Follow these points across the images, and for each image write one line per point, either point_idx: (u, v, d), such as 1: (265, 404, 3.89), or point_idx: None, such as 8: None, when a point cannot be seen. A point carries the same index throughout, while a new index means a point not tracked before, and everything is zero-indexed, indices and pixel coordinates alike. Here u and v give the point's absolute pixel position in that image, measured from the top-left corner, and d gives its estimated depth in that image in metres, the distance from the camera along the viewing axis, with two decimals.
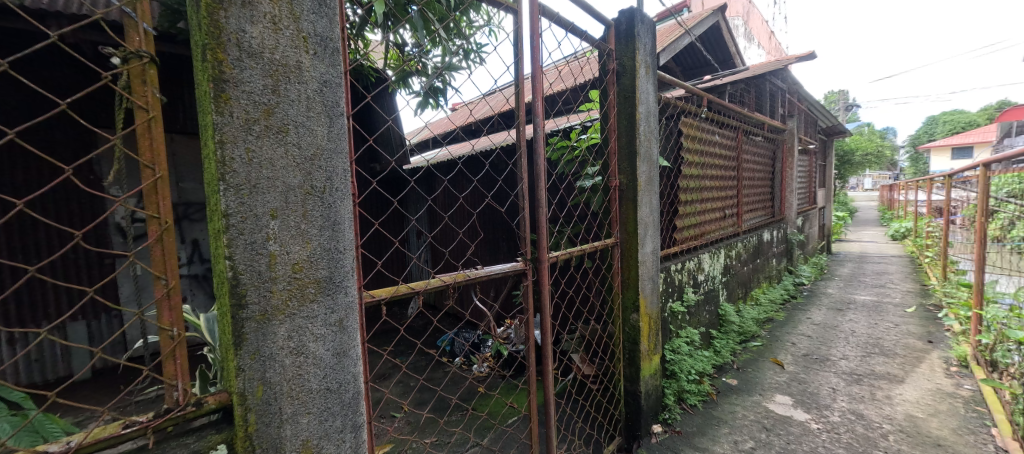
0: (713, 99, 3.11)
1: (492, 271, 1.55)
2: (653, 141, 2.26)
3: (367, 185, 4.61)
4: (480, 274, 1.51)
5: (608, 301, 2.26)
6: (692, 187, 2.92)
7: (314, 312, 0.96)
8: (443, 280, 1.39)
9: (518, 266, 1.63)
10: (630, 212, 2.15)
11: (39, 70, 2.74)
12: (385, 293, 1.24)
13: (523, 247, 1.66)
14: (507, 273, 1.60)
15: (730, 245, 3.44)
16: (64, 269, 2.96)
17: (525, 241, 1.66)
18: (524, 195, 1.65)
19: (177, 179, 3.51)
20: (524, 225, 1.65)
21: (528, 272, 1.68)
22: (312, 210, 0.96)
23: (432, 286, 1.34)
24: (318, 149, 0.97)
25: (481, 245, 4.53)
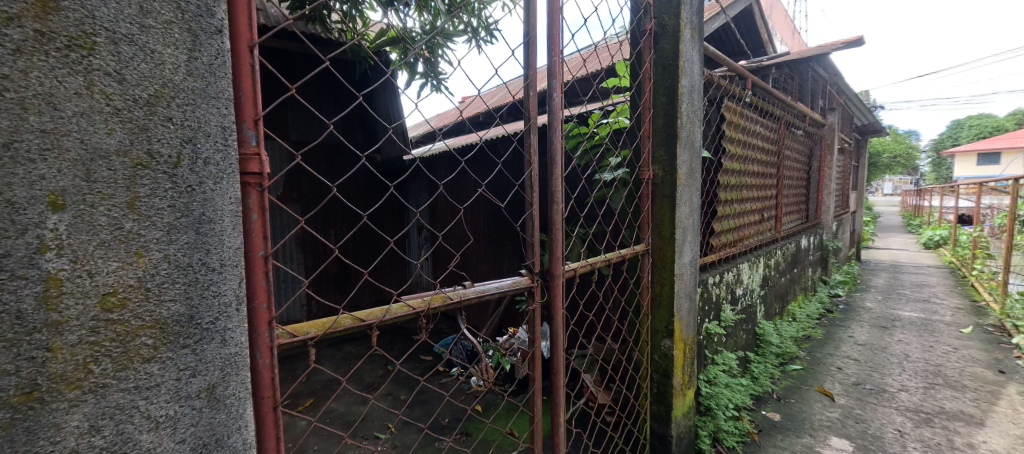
0: (757, 80, 2.63)
1: (487, 290, 1.09)
2: (697, 125, 1.80)
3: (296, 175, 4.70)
4: (471, 296, 1.06)
5: (633, 324, 1.82)
6: (732, 185, 2.46)
7: (152, 379, 0.54)
8: (410, 308, 0.93)
9: (522, 285, 1.18)
10: (667, 211, 1.70)
11: None
12: (313, 328, 0.80)
13: (530, 256, 1.22)
14: (507, 291, 1.15)
15: (770, 254, 2.97)
16: None
17: (531, 250, 1.21)
18: (534, 188, 1.20)
19: None
20: (531, 228, 1.21)
21: (536, 290, 1.23)
22: (151, 197, 0.54)
23: (392, 317, 0.90)
24: (167, 88, 0.55)
25: (483, 243, 4.12)
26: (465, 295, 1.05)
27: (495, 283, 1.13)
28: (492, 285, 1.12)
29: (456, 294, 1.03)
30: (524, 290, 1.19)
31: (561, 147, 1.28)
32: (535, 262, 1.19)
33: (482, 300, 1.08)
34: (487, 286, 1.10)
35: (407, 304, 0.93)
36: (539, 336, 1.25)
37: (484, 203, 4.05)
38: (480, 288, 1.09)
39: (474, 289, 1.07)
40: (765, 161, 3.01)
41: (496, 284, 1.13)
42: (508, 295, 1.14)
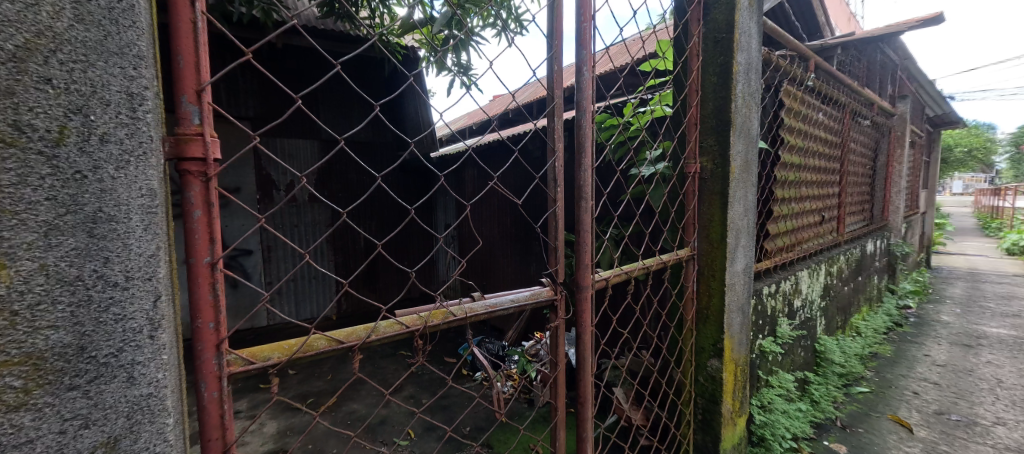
0: (820, 61, 2.29)
1: (498, 305, 0.91)
2: (754, 110, 1.54)
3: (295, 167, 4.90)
4: (479, 312, 0.87)
5: (675, 340, 1.58)
6: (789, 182, 2.15)
7: (22, 434, 0.40)
8: (401, 328, 0.76)
9: (541, 297, 0.98)
10: (718, 209, 1.45)
11: None
12: (275, 352, 0.65)
13: (553, 263, 1.02)
14: (524, 305, 0.96)
15: (832, 260, 2.62)
16: None
17: (555, 258, 1.01)
18: (560, 186, 1.01)
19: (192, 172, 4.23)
20: (556, 233, 1.02)
21: (560, 303, 1.03)
22: (19, 185, 0.39)
23: (376, 340, 0.73)
24: (43, 37, 0.40)
25: (510, 243, 3.96)
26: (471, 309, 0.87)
27: (508, 295, 0.94)
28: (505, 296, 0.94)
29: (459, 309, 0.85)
30: (545, 304, 0.99)
31: (592, 136, 1.07)
32: (558, 270, 0.99)
33: (491, 317, 0.89)
34: (498, 300, 0.92)
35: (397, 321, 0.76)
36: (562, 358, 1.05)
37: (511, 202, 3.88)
38: (490, 303, 0.90)
39: (481, 302, 0.88)
40: (827, 154, 2.65)
41: (511, 297, 0.93)
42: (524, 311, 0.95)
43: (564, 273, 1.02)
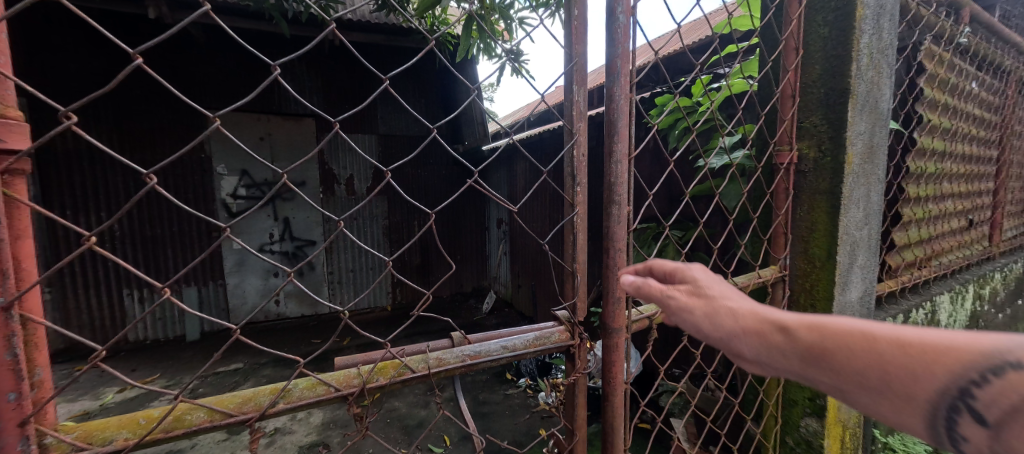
0: (979, 9, 1.69)
1: (482, 355, 0.72)
2: (887, 73, 1.09)
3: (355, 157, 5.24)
4: (450, 366, 0.68)
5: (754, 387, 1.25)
6: (929, 174, 1.61)
7: None
8: (328, 391, 0.58)
9: (548, 343, 0.79)
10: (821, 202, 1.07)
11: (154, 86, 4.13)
12: (118, 436, 0.46)
13: (569, 296, 0.84)
14: (535, 346, 0.78)
15: (983, 279, 1.97)
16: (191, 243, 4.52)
17: (570, 282, 0.84)
18: (581, 187, 0.81)
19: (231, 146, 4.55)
20: (577, 251, 0.83)
21: (578, 345, 0.84)
22: None
23: (291, 406, 0.55)
24: None
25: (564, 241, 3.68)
26: (441, 361, 0.67)
27: (500, 340, 0.75)
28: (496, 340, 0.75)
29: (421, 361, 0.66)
30: (557, 352, 0.80)
31: (629, 117, 0.82)
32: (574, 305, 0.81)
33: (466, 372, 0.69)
34: (484, 345, 0.72)
35: (322, 382, 0.58)
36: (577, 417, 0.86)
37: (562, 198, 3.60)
38: (471, 352, 0.71)
39: (453, 353, 0.68)
40: (981, 138, 1.99)
41: (502, 343, 0.74)
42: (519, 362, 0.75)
43: (583, 308, 0.84)
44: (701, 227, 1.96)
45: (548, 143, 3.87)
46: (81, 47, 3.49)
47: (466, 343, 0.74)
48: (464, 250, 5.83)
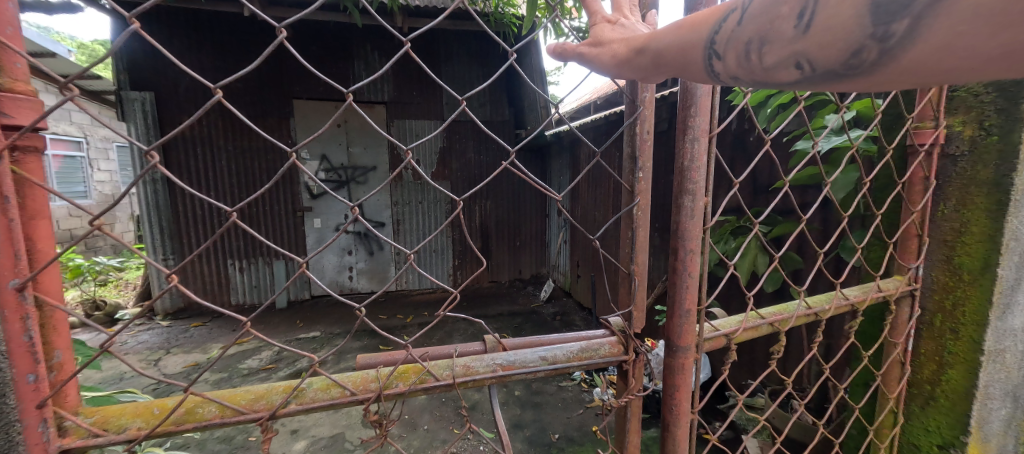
0: None
1: (517, 365, 0.74)
2: None
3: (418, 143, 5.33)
4: (480, 375, 0.71)
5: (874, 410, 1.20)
6: None
7: None
8: (344, 394, 0.62)
9: (597, 354, 0.80)
10: (978, 200, 1.02)
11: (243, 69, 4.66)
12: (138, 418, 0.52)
13: (624, 305, 0.87)
14: (581, 355, 0.79)
15: None
16: (280, 220, 5.15)
17: (627, 286, 0.87)
18: (644, 172, 0.82)
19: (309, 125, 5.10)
20: (637, 253, 0.84)
21: (629, 361, 0.83)
22: None
23: (313, 403, 0.61)
24: None
25: None
26: (472, 369, 0.71)
27: (538, 351, 0.76)
28: (537, 350, 0.77)
29: (444, 369, 0.69)
30: (605, 367, 0.80)
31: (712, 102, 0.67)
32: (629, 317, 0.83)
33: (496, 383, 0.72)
34: (524, 353, 0.75)
35: (337, 384, 0.62)
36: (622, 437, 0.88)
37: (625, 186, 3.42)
38: (504, 361, 0.73)
39: (483, 363, 0.71)
40: None
41: (541, 354, 0.76)
42: (557, 375, 0.76)
43: (638, 319, 0.85)
44: (789, 224, 1.73)
45: (614, 128, 3.65)
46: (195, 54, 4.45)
47: (499, 349, 0.77)
48: (524, 238, 5.86)
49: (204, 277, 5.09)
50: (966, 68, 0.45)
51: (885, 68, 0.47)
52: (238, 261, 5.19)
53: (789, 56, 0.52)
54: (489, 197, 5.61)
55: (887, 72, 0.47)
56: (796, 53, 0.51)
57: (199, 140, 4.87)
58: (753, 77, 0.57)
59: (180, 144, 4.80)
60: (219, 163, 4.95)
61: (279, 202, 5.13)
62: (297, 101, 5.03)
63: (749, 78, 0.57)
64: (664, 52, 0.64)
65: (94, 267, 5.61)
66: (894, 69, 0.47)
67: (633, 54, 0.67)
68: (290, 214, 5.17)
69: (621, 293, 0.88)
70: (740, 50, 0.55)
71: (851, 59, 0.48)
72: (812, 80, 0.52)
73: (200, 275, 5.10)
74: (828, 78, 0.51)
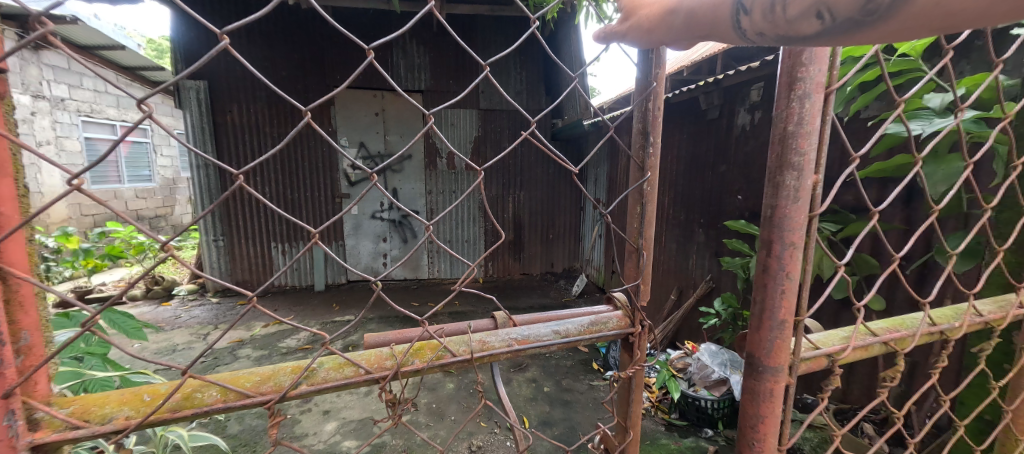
0: None
1: (531, 338, 0.79)
2: None
3: (455, 132, 5.34)
4: (496, 350, 0.74)
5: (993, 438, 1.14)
6: None
7: None
8: (358, 373, 0.63)
9: (606, 327, 0.86)
10: None
11: (294, 57, 4.96)
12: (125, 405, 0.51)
13: (631, 279, 0.91)
14: (589, 328, 0.85)
15: None
16: (321, 205, 5.34)
17: (635, 261, 0.92)
18: (654, 149, 0.87)
19: (346, 112, 5.16)
20: (645, 226, 0.90)
21: (633, 331, 0.90)
22: None
23: (325, 384, 0.61)
24: None
25: (664, 226, 3.28)
26: (490, 343, 0.74)
27: (550, 326, 0.82)
28: (547, 325, 0.82)
29: (461, 345, 0.72)
30: (614, 339, 0.86)
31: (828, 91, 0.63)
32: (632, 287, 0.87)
33: (512, 355, 0.76)
34: (536, 327, 0.81)
35: (350, 364, 0.62)
36: (626, 409, 0.95)
37: (666, 176, 3.23)
38: (519, 336, 0.78)
39: (502, 335, 0.76)
40: None
41: (553, 329, 0.81)
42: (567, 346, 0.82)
43: (644, 292, 0.90)
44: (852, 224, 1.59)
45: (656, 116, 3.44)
46: (253, 43, 4.83)
47: (510, 324, 0.83)
48: (558, 230, 5.75)
49: (251, 258, 5.38)
50: (988, 14, 0.44)
51: (905, 12, 0.47)
52: (282, 244, 5.45)
53: (810, 8, 0.51)
54: (525, 188, 5.54)
55: (908, 13, 0.47)
56: (818, 3, 0.51)
57: (248, 126, 5.11)
58: (777, 33, 0.56)
59: (231, 130, 5.05)
60: (265, 149, 5.16)
61: (321, 189, 5.33)
62: (337, 90, 5.10)
63: (772, 36, 0.56)
64: (689, 12, 0.64)
65: (155, 245, 6.06)
66: (909, 16, 0.47)
67: (658, 20, 0.68)
68: (330, 199, 5.32)
69: (630, 267, 0.93)
70: (764, 3, 0.54)
71: (872, 4, 0.48)
72: (832, 32, 0.51)
73: (247, 256, 5.38)
74: (851, 30, 0.50)
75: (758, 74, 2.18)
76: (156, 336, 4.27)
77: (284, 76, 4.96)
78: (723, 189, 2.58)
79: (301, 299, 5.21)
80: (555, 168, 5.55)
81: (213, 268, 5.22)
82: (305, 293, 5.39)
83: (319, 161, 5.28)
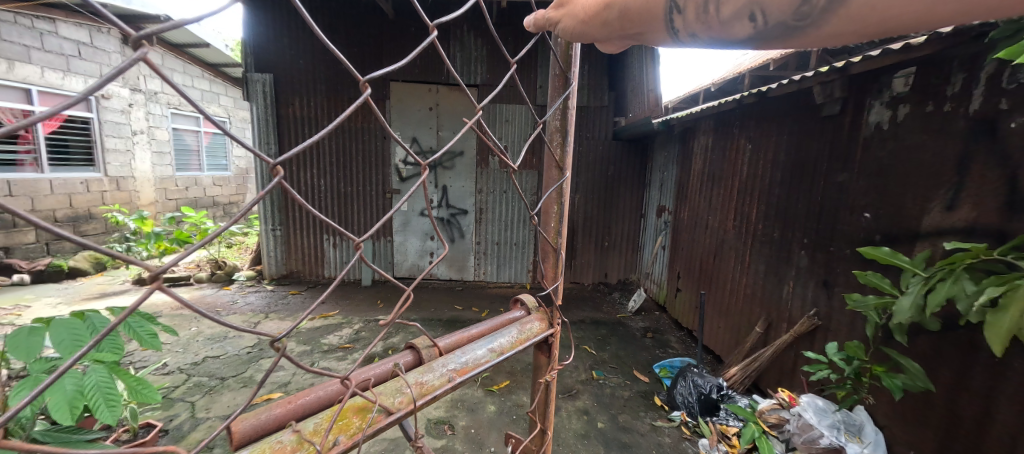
0: None
1: (469, 364, 0.94)
2: None
3: (510, 128, 5.09)
4: (434, 389, 0.85)
5: None
6: None
7: None
8: None
9: (532, 332, 1.12)
10: None
11: (351, 49, 4.94)
12: None
13: (550, 280, 1.24)
14: (522, 336, 1.09)
15: None
16: (373, 200, 5.29)
17: (554, 260, 1.24)
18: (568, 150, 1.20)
19: (402, 106, 5.06)
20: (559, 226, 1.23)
21: (553, 329, 1.19)
22: None
23: None
24: None
25: (749, 244, 2.80)
26: (429, 385, 0.85)
27: (486, 347, 0.99)
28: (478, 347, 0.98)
29: (393, 397, 0.79)
30: (539, 340, 1.14)
31: None
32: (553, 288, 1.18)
33: (453, 387, 0.89)
34: (470, 351, 0.96)
35: None
36: (544, 409, 1.25)
37: (757, 186, 2.73)
38: (458, 366, 0.92)
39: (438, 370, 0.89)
40: None
41: (489, 348, 0.98)
42: (504, 359, 1.02)
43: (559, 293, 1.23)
44: None
45: (739, 114, 2.98)
46: (317, 38, 4.92)
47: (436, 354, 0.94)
48: (615, 239, 5.29)
49: (304, 249, 5.48)
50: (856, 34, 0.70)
51: (825, 18, 0.69)
52: (332, 237, 5.42)
53: (745, 11, 0.74)
54: (582, 192, 5.17)
55: (823, 28, 0.70)
56: (753, 7, 0.73)
57: (307, 120, 5.13)
58: (715, 28, 0.78)
59: (294, 122, 5.12)
60: (323, 143, 5.16)
61: (372, 185, 5.25)
62: (392, 84, 5.00)
63: (707, 32, 0.79)
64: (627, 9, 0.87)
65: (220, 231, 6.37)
66: (832, 22, 0.69)
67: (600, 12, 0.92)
68: (380, 195, 5.25)
69: (550, 268, 1.25)
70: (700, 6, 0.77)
71: (800, 11, 0.70)
72: (766, 30, 0.74)
73: (301, 247, 5.48)
74: (781, 29, 0.73)
75: (915, 57, 1.67)
76: (211, 321, 4.39)
77: (346, 71, 4.99)
78: (840, 204, 2.08)
79: (349, 293, 5.21)
80: (614, 169, 5.13)
81: (271, 257, 5.41)
82: (352, 287, 5.37)
83: (372, 156, 5.20)
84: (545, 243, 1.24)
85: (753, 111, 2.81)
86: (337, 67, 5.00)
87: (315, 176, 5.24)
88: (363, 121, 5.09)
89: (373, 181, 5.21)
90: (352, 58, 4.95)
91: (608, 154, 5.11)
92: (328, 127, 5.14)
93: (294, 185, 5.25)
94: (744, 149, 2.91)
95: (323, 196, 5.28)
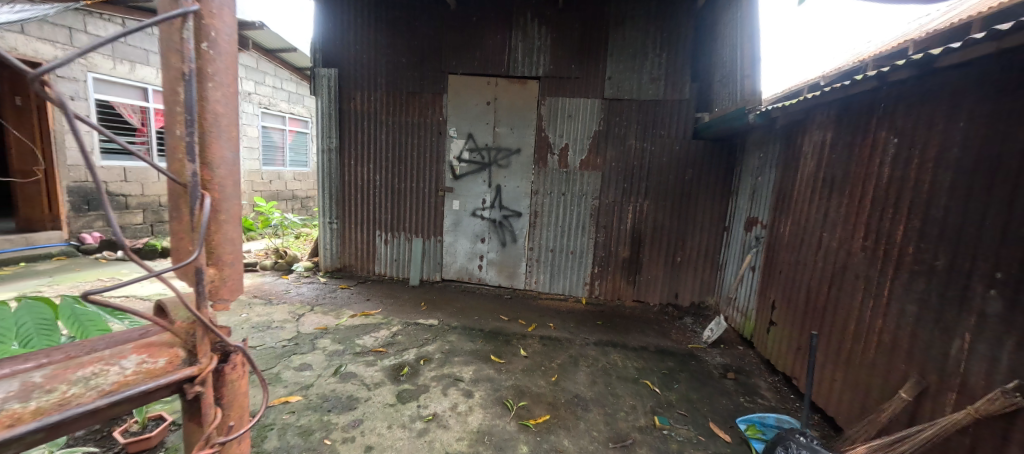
0: None
1: None
2: None
3: (572, 124, 4.58)
4: None
5: None
6: None
7: None
8: None
9: (92, 392, 0.84)
10: None
11: (412, 41, 4.75)
12: None
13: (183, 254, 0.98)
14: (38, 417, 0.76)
15: None
16: (424, 198, 5.05)
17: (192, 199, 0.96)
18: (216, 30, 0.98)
19: (459, 100, 4.77)
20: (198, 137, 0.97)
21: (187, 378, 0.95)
22: None
23: None
24: None
25: (886, 273, 2.06)
26: None
27: None
28: None
29: None
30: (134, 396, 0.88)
31: None
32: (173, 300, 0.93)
33: None
34: None
35: None
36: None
37: (905, 195, 1.99)
38: None
39: None
40: None
41: None
42: None
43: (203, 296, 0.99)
44: None
45: (873, 100, 2.25)
46: (381, 30, 4.79)
47: None
48: (689, 255, 4.53)
49: (357, 245, 5.39)
50: None
51: None
52: (384, 233, 5.25)
53: None
54: (653, 198, 4.51)
55: None
56: None
57: (364, 114, 5.02)
58: None
59: (355, 115, 5.04)
60: (379, 137, 5.03)
61: (424, 183, 5.02)
62: (452, 77, 4.73)
63: None
64: None
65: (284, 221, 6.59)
66: None
67: None
68: (431, 193, 5.01)
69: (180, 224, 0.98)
70: None
71: None
72: None
73: (353, 242, 5.40)
74: None
75: None
76: (261, 309, 4.38)
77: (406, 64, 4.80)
78: None
79: (394, 292, 5.00)
80: (690, 172, 4.40)
81: (326, 250, 5.41)
82: (399, 286, 5.16)
83: (426, 152, 4.96)
84: (173, 185, 0.96)
85: (897, 94, 2.10)
86: (398, 59, 4.82)
87: (371, 170, 5.12)
88: (420, 114, 4.89)
89: (426, 178, 4.98)
90: (413, 50, 4.76)
91: (685, 156, 4.40)
92: (385, 120, 4.99)
93: (349, 178, 5.18)
94: (881, 145, 2.17)
95: (379, 192, 5.15)
